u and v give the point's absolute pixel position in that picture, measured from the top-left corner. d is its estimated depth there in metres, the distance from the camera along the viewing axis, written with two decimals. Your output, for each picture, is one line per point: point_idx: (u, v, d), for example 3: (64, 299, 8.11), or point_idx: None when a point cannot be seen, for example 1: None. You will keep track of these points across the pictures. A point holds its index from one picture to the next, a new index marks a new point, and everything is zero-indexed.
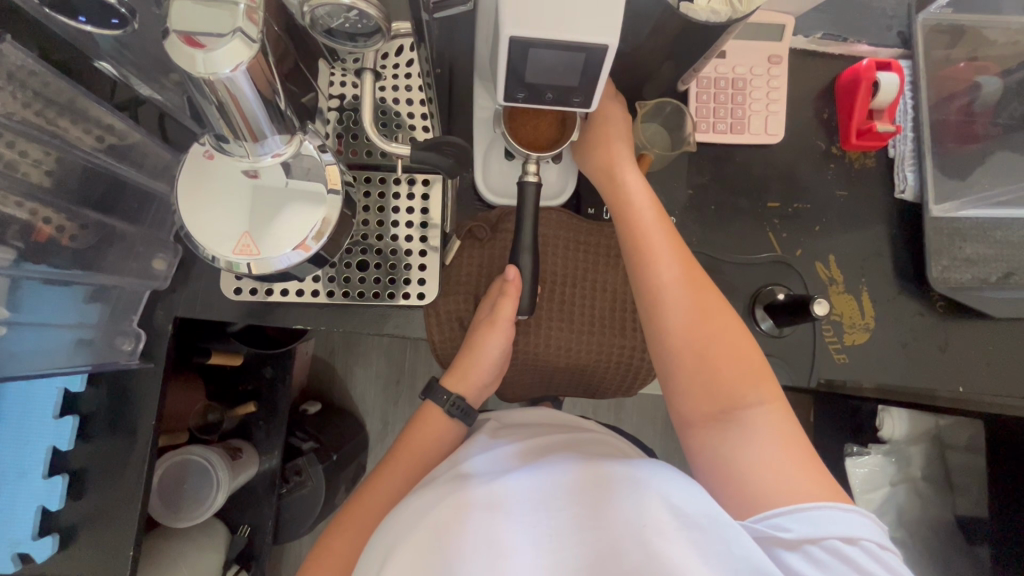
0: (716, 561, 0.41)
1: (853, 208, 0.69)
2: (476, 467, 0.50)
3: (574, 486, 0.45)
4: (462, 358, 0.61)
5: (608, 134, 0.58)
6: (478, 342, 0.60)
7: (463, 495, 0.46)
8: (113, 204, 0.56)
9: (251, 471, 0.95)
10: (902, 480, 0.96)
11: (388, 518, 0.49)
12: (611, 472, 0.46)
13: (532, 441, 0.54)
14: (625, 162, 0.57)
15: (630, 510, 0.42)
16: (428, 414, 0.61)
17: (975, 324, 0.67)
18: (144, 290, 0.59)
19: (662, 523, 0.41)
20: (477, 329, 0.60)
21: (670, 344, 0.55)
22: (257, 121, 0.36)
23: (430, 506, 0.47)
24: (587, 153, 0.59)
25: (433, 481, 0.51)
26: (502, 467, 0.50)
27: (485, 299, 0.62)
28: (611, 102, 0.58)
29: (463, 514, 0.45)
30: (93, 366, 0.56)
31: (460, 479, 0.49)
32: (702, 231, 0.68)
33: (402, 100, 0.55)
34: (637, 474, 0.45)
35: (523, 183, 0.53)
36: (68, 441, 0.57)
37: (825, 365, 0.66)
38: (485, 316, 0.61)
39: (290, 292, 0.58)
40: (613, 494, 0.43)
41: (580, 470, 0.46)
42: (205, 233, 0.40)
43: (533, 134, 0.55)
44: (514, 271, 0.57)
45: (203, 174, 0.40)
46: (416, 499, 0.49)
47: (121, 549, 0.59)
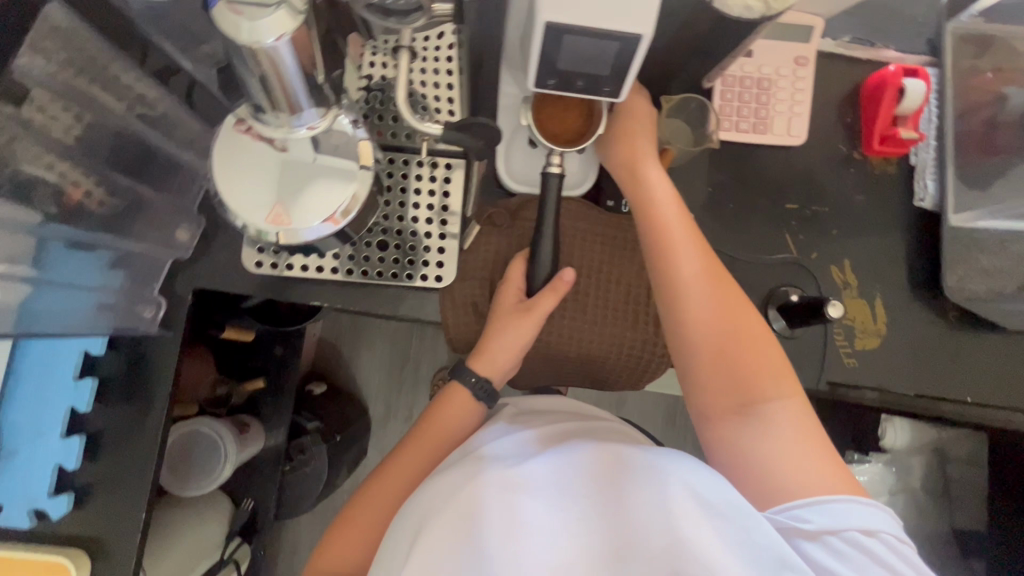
0: (739, 548, 0.41)
1: (871, 214, 0.70)
2: (496, 454, 0.50)
3: (595, 471, 0.46)
4: (486, 341, 0.61)
5: (631, 128, 0.58)
6: (505, 328, 0.60)
7: (484, 476, 0.47)
8: (142, 171, 0.57)
9: (255, 447, 0.96)
10: (902, 489, 0.96)
11: (410, 507, 0.49)
12: (632, 458, 0.46)
13: (549, 427, 0.54)
14: (648, 157, 0.58)
15: (653, 494, 0.43)
16: (449, 396, 0.61)
17: (987, 335, 0.68)
18: (167, 259, 0.61)
19: (684, 508, 0.42)
20: (502, 312, 0.61)
21: (687, 338, 0.55)
22: (295, 99, 0.37)
23: (452, 490, 0.47)
24: (610, 147, 0.59)
25: (453, 467, 0.51)
26: (523, 453, 0.50)
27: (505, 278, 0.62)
28: (637, 96, 0.58)
29: (485, 497, 0.45)
30: (113, 330, 0.57)
31: (480, 462, 0.49)
32: (719, 229, 0.68)
33: (430, 83, 0.55)
34: (656, 460, 0.45)
35: (546, 174, 0.54)
36: (87, 402, 0.58)
37: (834, 368, 0.67)
38: (512, 299, 0.61)
39: (308, 268, 0.59)
40: (636, 480, 0.44)
41: (600, 455, 0.47)
42: (238, 203, 0.40)
43: (559, 126, 0.56)
44: (571, 275, 0.59)
45: (238, 146, 0.41)
46: (437, 484, 0.50)
47: (133, 513, 0.60)
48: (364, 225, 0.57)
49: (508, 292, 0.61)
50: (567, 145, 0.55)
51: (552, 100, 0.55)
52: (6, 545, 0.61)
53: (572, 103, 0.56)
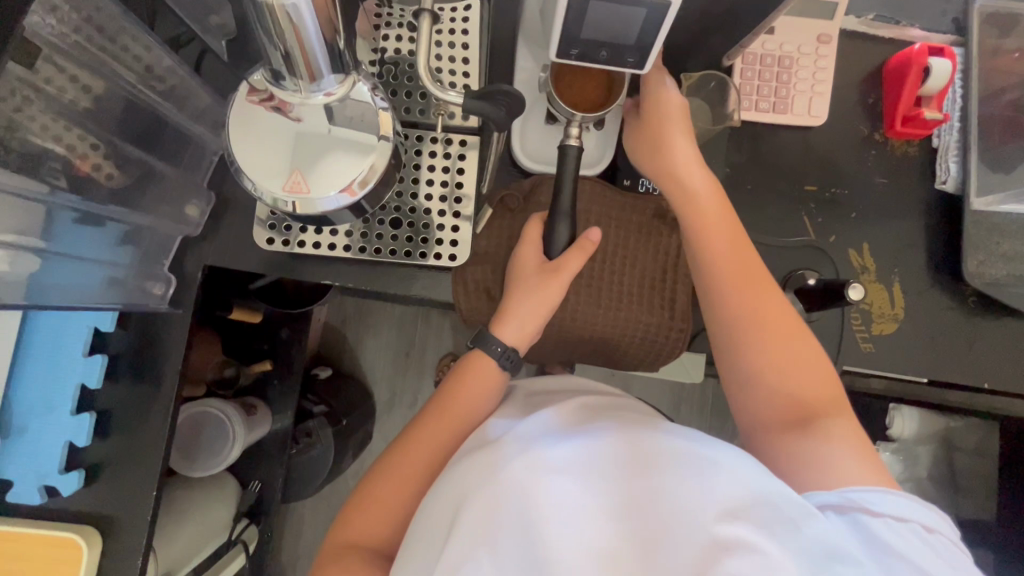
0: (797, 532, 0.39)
1: (891, 197, 0.68)
2: (524, 436, 0.47)
3: (634, 453, 0.44)
4: (507, 308, 0.59)
5: (660, 128, 0.57)
6: (526, 289, 0.58)
7: (520, 455, 0.44)
8: (152, 144, 0.56)
9: (262, 428, 0.96)
10: (909, 478, 0.96)
11: (438, 494, 0.47)
12: (675, 440, 0.44)
13: (580, 410, 0.52)
14: (688, 172, 0.57)
15: (704, 477, 0.40)
16: (472, 366, 0.59)
17: (1005, 321, 0.67)
18: (176, 235, 0.59)
19: (736, 493, 0.40)
20: (523, 275, 0.59)
21: (738, 357, 0.56)
22: (316, 65, 0.35)
23: (486, 472, 0.44)
24: (640, 151, 0.58)
25: (479, 451, 0.48)
26: (552, 437, 0.47)
27: (523, 239, 0.60)
28: (661, 91, 0.56)
29: (523, 477, 0.42)
30: (122, 305, 0.55)
31: (513, 442, 0.46)
32: (736, 211, 0.67)
33: (444, 55, 0.53)
34: (701, 445, 0.43)
35: (564, 145, 0.52)
36: (97, 379, 0.58)
37: (850, 352, 0.66)
38: (534, 262, 0.59)
39: (319, 245, 0.58)
40: (675, 471, 0.41)
41: (640, 439, 0.45)
42: (255, 170, 0.40)
43: (577, 95, 0.55)
44: (598, 233, 0.58)
45: (254, 114, 0.40)
46: (467, 468, 0.47)
47: (143, 490, 0.59)
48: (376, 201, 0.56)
49: (529, 253, 0.59)
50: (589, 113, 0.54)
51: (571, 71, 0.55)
52: (15, 521, 0.61)
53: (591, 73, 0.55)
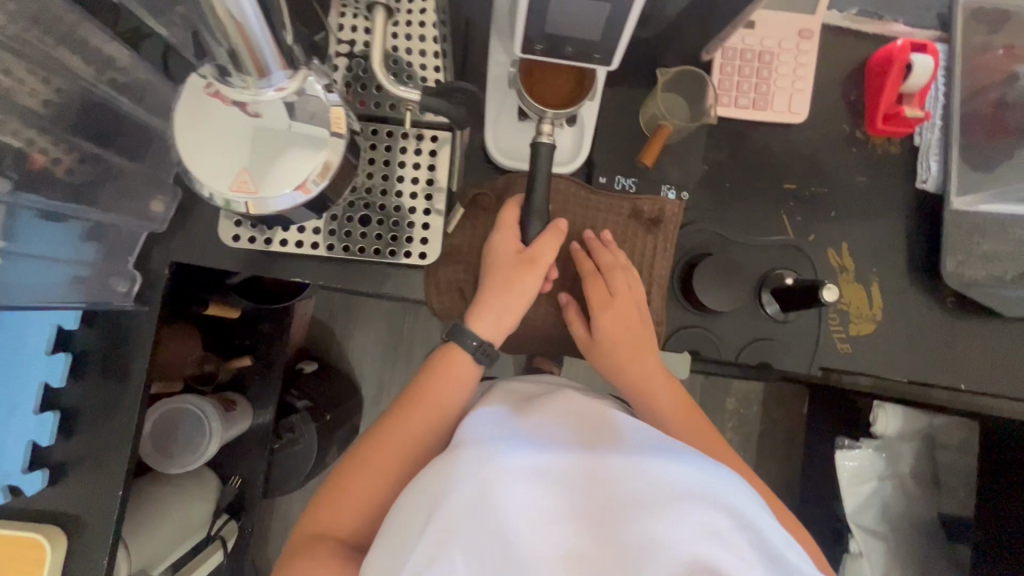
0: (770, 559, 0.38)
1: (872, 196, 0.68)
2: (501, 437, 0.44)
3: (613, 467, 0.41)
4: (484, 299, 0.57)
5: (613, 347, 0.61)
6: (502, 283, 0.57)
7: (493, 463, 0.41)
8: (112, 140, 0.55)
9: (242, 424, 0.95)
10: (891, 475, 0.96)
11: (403, 496, 0.44)
12: (656, 455, 0.42)
13: (554, 412, 0.49)
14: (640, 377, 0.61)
15: (685, 499, 0.39)
16: (447, 362, 0.57)
17: (984, 322, 0.66)
18: (142, 231, 0.58)
19: (716, 518, 0.38)
20: (500, 262, 0.58)
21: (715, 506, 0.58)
22: (265, 62, 0.34)
23: (454, 477, 0.41)
24: (599, 365, 0.62)
25: (451, 450, 0.45)
26: (531, 441, 0.44)
27: (498, 226, 0.59)
28: (605, 317, 0.60)
29: (495, 489, 0.39)
30: (86, 304, 0.54)
31: (485, 445, 0.43)
32: (715, 209, 0.66)
33: (414, 50, 0.52)
34: (682, 462, 0.42)
35: (536, 144, 0.51)
36: (60, 378, 0.57)
37: (826, 352, 0.66)
38: (511, 249, 0.58)
39: (288, 242, 0.57)
40: (657, 492, 0.39)
41: (619, 452, 0.43)
42: (202, 169, 0.38)
43: (547, 90, 0.54)
44: (565, 222, 0.59)
45: (203, 110, 0.38)
46: (431, 469, 0.44)
47: (110, 490, 0.59)
48: (344, 196, 0.55)
49: (504, 241, 0.58)
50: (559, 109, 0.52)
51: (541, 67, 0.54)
52: None
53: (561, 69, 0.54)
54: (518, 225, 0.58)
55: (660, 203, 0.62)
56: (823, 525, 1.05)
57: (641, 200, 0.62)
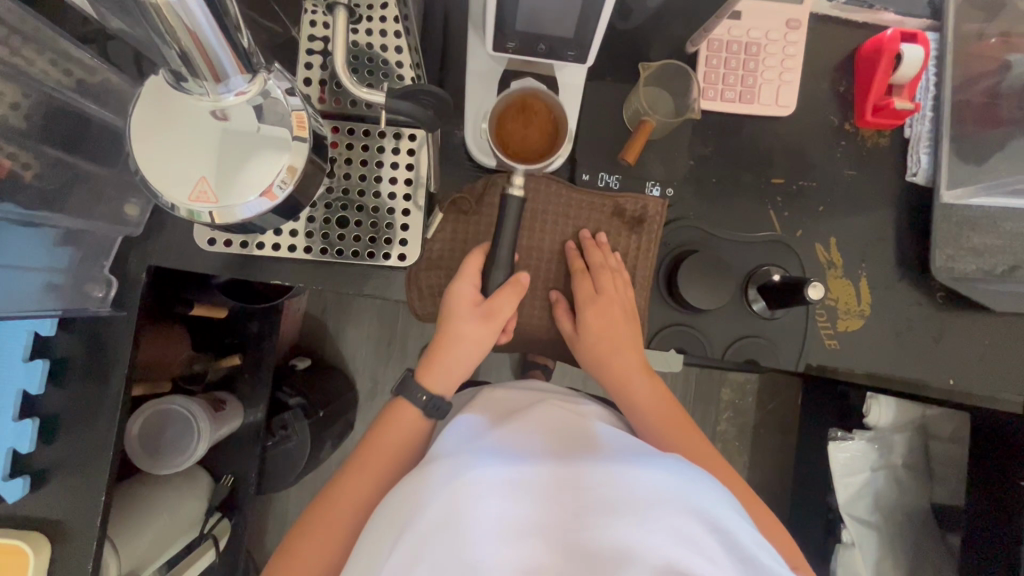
0: (739, 560, 0.38)
1: (861, 189, 0.66)
2: (474, 450, 0.45)
3: (583, 475, 0.42)
4: (437, 352, 0.60)
5: (597, 345, 0.61)
6: (457, 333, 0.58)
7: (463, 475, 0.42)
8: (81, 144, 0.54)
9: (233, 423, 0.95)
10: (883, 465, 0.96)
11: (382, 511, 0.45)
12: (627, 462, 0.42)
13: (531, 424, 0.50)
14: (627, 375, 0.61)
15: (654, 504, 0.39)
16: (397, 411, 0.58)
17: (975, 316, 0.65)
18: (117, 236, 0.57)
19: (685, 522, 0.38)
20: (458, 313, 0.58)
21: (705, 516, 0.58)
22: (221, 67, 0.33)
23: (428, 492, 0.42)
24: (584, 361, 0.62)
25: (427, 465, 0.46)
26: (504, 453, 0.45)
27: (458, 276, 0.59)
28: (590, 315, 0.61)
29: (465, 500, 0.40)
30: (62, 311, 0.54)
31: (458, 459, 0.44)
32: (702, 205, 0.65)
33: (390, 48, 0.53)
34: (652, 468, 0.42)
35: (506, 197, 0.53)
36: (39, 384, 0.56)
37: (813, 348, 0.65)
38: (469, 300, 0.59)
39: (266, 245, 0.56)
40: (626, 496, 0.40)
41: (590, 461, 0.43)
42: (160, 178, 0.37)
43: (520, 138, 0.56)
44: (526, 276, 0.59)
45: (161, 113, 0.37)
46: (409, 484, 0.45)
47: (93, 495, 0.59)
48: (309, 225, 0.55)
49: (462, 291, 0.58)
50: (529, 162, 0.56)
51: (514, 116, 0.56)
52: None
53: (535, 120, 0.57)
54: (478, 274, 0.59)
55: (643, 203, 0.62)
56: (816, 516, 1.05)
57: (622, 199, 0.62)
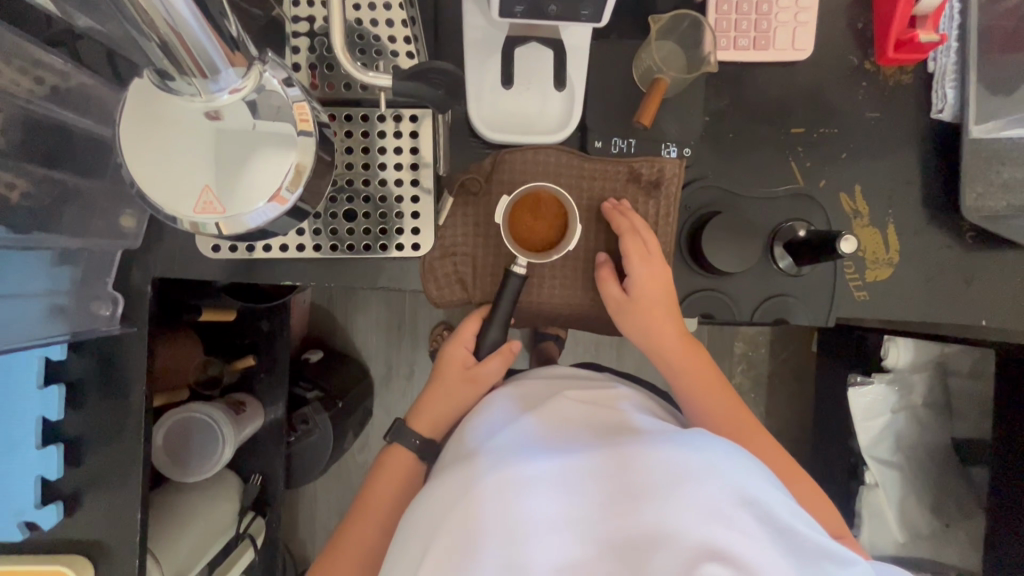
0: (778, 533, 0.37)
1: (884, 130, 0.63)
2: (504, 444, 0.45)
3: (614, 460, 0.41)
4: (432, 401, 0.62)
5: (649, 309, 0.59)
6: (446, 391, 0.61)
7: (495, 468, 0.42)
8: (65, 157, 0.50)
9: (255, 423, 0.94)
10: (903, 407, 0.95)
11: (416, 509, 0.46)
12: (657, 440, 0.42)
13: (560, 413, 0.50)
14: (669, 342, 0.60)
15: (688, 479, 0.38)
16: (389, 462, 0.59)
17: (1006, 253, 0.63)
18: (115, 250, 0.55)
19: (719, 497, 0.38)
20: (449, 377, 0.62)
21: None
22: (208, 58, 0.30)
23: (461, 489, 0.42)
24: (629, 328, 0.59)
25: (459, 464, 0.46)
26: (534, 444, 0.45)
27: (454, 338, 0.62)
28: (642, 272, 0.58)
29: (499, 494, 0.40)
30: (71, 335, 0.53)
31: (488, 455, 0.44)
32: (719, 163, 0.62)
33: (381, 23, 0.50)
34: (683, 443, 0.41)
35: (507, 274, 0.56)
36: (57, 410, 0.54)
37: (843, 302, 0.63)
38: (460, 363, 0.62)
39: (273, 247, 0.54)
40: (659, 476, 0.39)
41: (623, 443, 0.43)
42: (159, 193, 0.34)
43: (528, 225, 0.58)
44: (518, 344, 0.63)
45: (151, 119, 0.34)
46: (443, 482, 0.45)
47: (129, 512, 0.58)
48: (313, 229, 0.53)
49: (455, 354, 0.62)
50: (530, 254, 0.57)
51: (525, 207, 0.58)
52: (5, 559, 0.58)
53: (543, 212, 0.58)
54: (472, 339, 0.62)
55: (659, 165, 0.59)
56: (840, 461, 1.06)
57: (639, 163, 0.59)
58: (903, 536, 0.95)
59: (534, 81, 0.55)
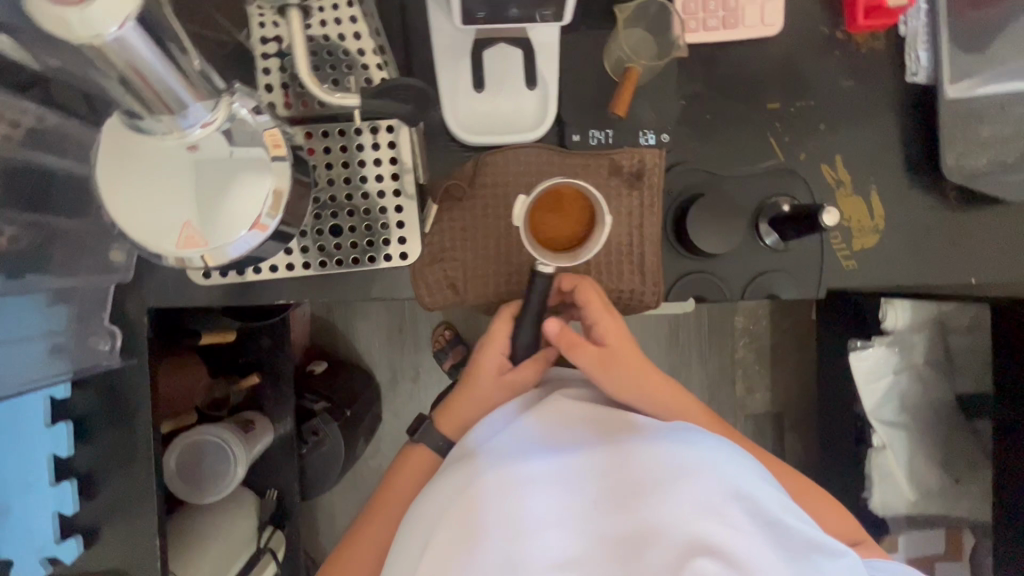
0: (769, 528, 0.39)
1: (860, 98, 0.63)
2: (506, 441, 0.46)
3: (613, 458, 0.43)
4: (461, 402, 0.59)
5: (624, 352, 0.56)
6: (477, 395, 0.58)
7: (497, 465, 0.43)
8: (44, 201, 0.50)
9: (265, 440, 0.94)
10: (904, 368, 0.95)
11: (419, 505, 0.47)
12: (653, 436, 0.43)
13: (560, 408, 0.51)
14: (660, 380, 0.57)
15: (683, 477, 0.40)
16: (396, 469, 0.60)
17: (991, 209, 0.64)
18: (108, 285, 0.56)
19: (714, 494, 0.39)
20: (482, 381, 0.58)
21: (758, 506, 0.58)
22: (174, 95, 0.30)
23: (463, 483, 0.44)
24: (620, 378, 0.55)
25: (462, 460, 0.47)
26: (535, 441, 0.46)
27: (488, 341, 0.58)
28: (607, 320, 0.57)
29: (501, 491, 0.42)
30: (75, 373, 0.54)
31: (490, 451, 0.46)
32: (699, 145, 0.62)
33: (349, 38, 0.50)
34: (680, 441, 0.43)
35: (534, 273, 0.54)
36: (67, 446, 0.56)
37: (832, 272, 0.64)
38: (494, 368, 0.58)
39: (263, 270, 0.54)
40: (656, 475, 0.41)
41: (622, 440, 0.44)
42: (139, 229, 0.35)
43: (553, 224, 0.57)
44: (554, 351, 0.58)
45: (128, 156, 0.34)
46: (445, 476, 0.47)
47: (148, 538, 0.59)
48: (301, 244, 0.53)
49: (488, 359, 0.58)
50: (552, 254, 0.56)
51: (551, 207, 0.57)
52: None
53: (569, 211, 0.57)
54: (506, 341, 0.58)
55: (639, 155, 0.59)
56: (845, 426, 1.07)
57: (618, 155, 0.59)
58: (914, 495, 0.96)
59: (506, 80, 0.56)
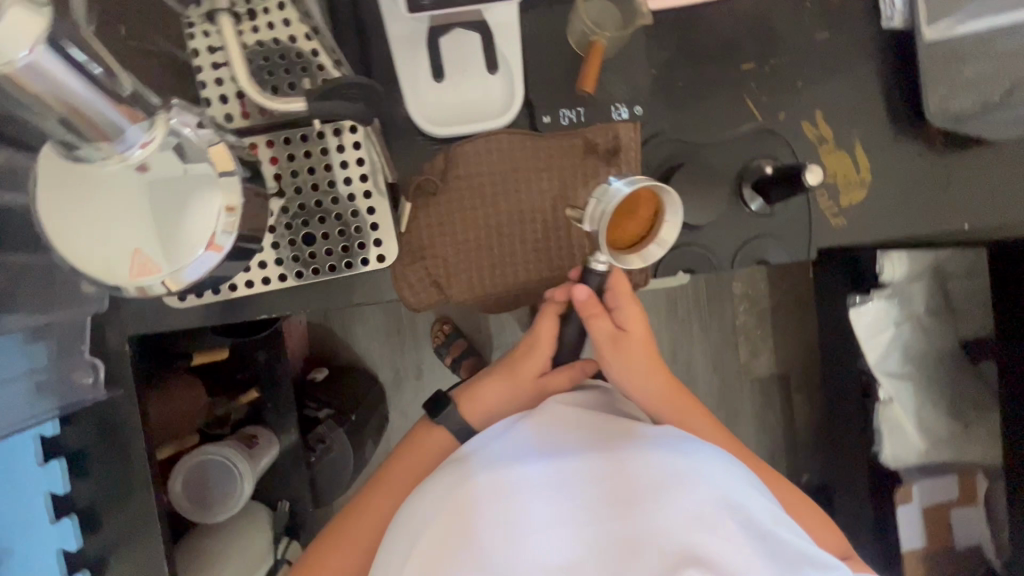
0: (756, 537, 0.41)
1: (837, 49, 0.61)
2: (502, 444, 0.47)
3: (608, 465, 0.43)
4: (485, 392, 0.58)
5: (640, 346, 0.57)
6: (506, 391, 0.57)
7: (493, 469, 0.44)
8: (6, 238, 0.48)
9: (270, 454, 0.92)
10: (906, 319, 0.94)
11: (411, 503, 0.47)
12: (650, 445, 0.44)
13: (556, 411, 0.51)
14: (666, 383, 0.58)
15: (676, 488, 0.41)
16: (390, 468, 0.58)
17: (979, 151, 0.62)
18: (86, 316, 0.55)
19: (706, 505, 0.41)
20: (519, 376, 0.57)
21: None
22: (106, 120, 0.29)
23: (458, 484, 0.44)
24: (625, 369, 0.57)
25: (458, 460, 0.47)
26: (530, 444, 0.46)
27: (535, 339, 0.58)
28: (632, 309, 0.56)
29: (495, 495, 0.43)
30: (62, 408, 0.53)
31: (486, 454, 0.46)
32: (675, 113, 0.61)
33: (300, 39, 0.49)
34: (675, 452, 0.44)
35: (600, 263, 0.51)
36: (63, 483, 0.55)
37: (821, 231, 0.62)
38: (534, 369, 0.58)
39: (240, 285, 0.53)
40: (650, 486, 0.42)
41: (617, 446, 0.45)
42: (90, 259, 0.33)
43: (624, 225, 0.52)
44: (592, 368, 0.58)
45: (71, 184, 0.33)
46: (440, 475, 0.47)
47: (155, 565, 0.59)
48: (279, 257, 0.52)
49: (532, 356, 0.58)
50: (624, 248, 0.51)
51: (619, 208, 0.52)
52: None
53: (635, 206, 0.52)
54: (553, 339, 0.58)
55: (613, 131, 0.58)
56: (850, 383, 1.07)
57: (591, 132, 0.58)
58: (924, 444, 0.96)
59: (467, 67, 0.54)
